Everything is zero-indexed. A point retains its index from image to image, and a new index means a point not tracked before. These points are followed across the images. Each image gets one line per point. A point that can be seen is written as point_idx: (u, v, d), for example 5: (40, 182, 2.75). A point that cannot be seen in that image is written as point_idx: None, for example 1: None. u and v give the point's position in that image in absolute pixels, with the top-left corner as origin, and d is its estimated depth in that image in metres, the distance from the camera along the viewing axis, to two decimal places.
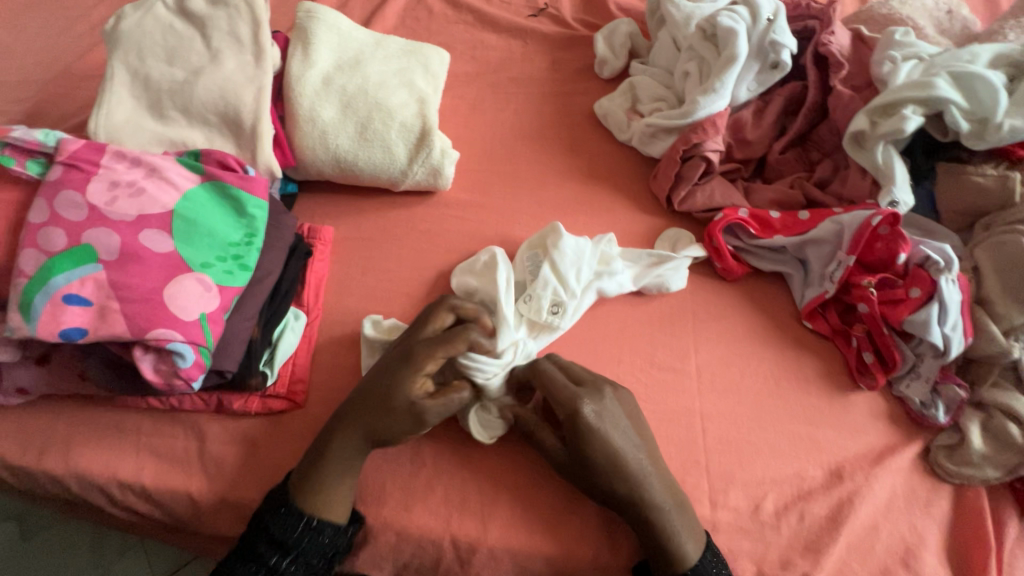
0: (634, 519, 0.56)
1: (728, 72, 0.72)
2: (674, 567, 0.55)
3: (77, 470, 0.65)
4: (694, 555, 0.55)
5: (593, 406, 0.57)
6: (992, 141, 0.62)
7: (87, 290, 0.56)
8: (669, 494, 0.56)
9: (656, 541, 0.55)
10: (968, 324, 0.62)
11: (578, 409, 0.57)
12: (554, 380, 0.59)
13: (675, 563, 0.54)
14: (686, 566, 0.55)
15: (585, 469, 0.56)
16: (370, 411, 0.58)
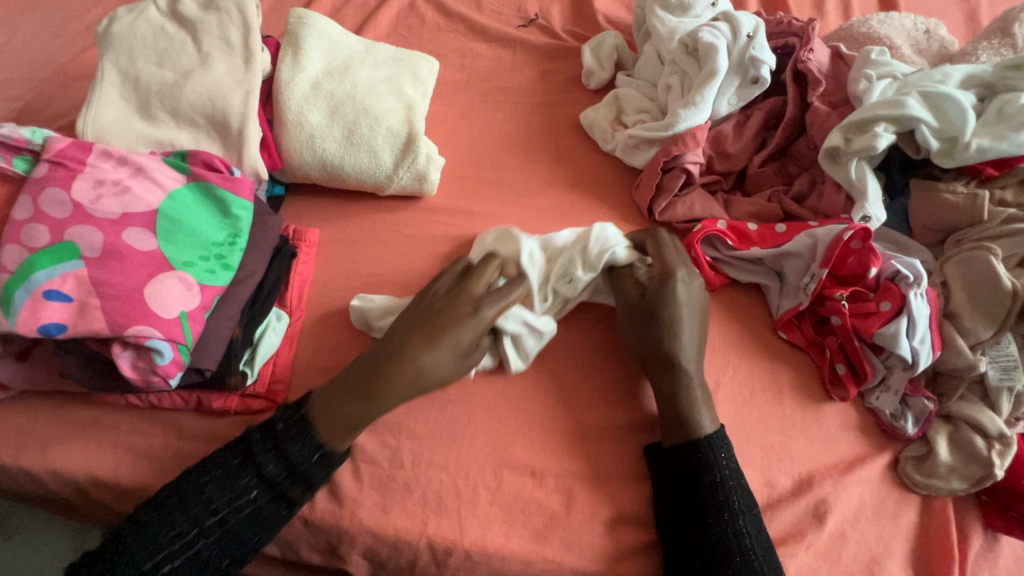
0: (670, 371, 0.63)
1: (708, 86, 0.74)
2: (688, 435, 0.61)
3: (54, 467, 0.65)
4: (711, 430, 0.62)
5: (682, 278, 0.66)
6: (960, 159, 0.64)
7: (68, 287, 0.57)
8: (697, 362, 0.64)
9: (679, 407, 0.62)
10: (936, 338, 0.64)
11: (675, 266, 0.66)
12: (664, 243, 0.69)
13: (691, 430, 0.61)
14: (701, 435, 0.61)
15: (652, 316, 0.64)
16: (442, 326, 0.60)
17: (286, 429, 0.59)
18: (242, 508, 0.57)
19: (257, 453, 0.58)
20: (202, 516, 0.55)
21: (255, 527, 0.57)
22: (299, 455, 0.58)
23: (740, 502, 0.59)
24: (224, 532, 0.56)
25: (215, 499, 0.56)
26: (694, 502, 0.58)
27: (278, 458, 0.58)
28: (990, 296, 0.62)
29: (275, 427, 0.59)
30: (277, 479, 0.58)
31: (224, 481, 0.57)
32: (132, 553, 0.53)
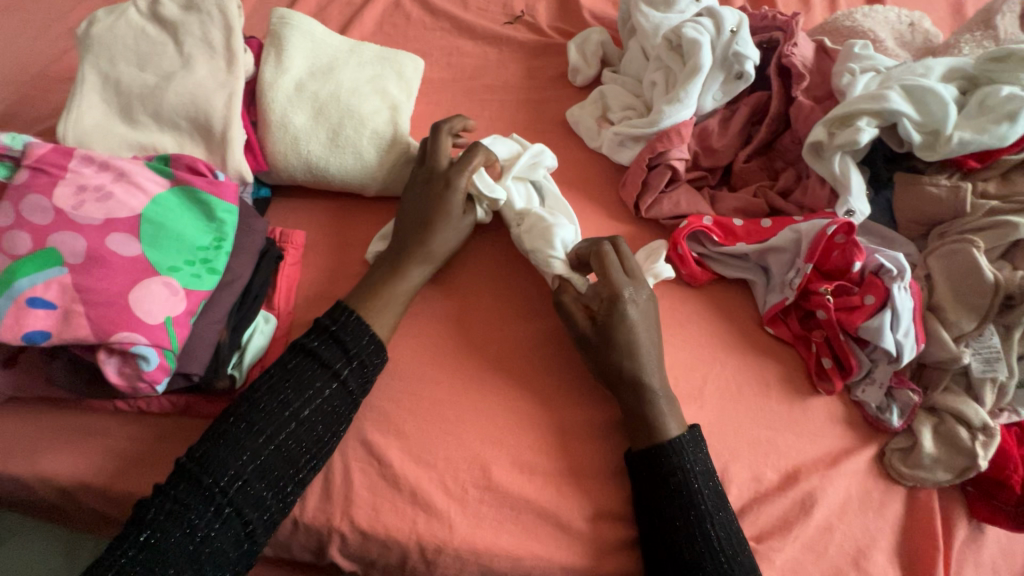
0: (632, 387, 0.63)
1: (692, 82, 0.74)
2: (656, 441, 0.61)
3: (43, 473, 0.65)
4: (679, 436, 0.61)
5: (631, 296, 0.66)
6: (942, 153, 0.64)
7: (51, 294, 0.57)
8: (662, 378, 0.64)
9: (644, 415, 0.62)
10: (920, 331, 0.64)
11: (620, 293, 0.65)
12: (608, 258, 0.67)
13: (659, 436, 0.61)
14: (666, 439, 0.61)
15: (607, 343, 0.64)
16: (424, 239, 0.70)
17: (318, 345, 0.62)
18: (289, 429, 0.58)
19: (291, 373, 0.60)
20: (253, 445, 0.56)
21: (309, 444, 0.59)
22: (336, 362, 0.62)
23: (709, 502, 0.59)
24: (278, 456, 0.57)
25: (260, 426, 0.57)
26: (664, 501, 0.58)
27: (318, 368, 0.61)
28: (972, 289, 0.63)
29: (305, 345, 0.62)
30: (321, 390, 0.60)
31: (264, 409, 0.58)
32: (189, 501, 0.53)
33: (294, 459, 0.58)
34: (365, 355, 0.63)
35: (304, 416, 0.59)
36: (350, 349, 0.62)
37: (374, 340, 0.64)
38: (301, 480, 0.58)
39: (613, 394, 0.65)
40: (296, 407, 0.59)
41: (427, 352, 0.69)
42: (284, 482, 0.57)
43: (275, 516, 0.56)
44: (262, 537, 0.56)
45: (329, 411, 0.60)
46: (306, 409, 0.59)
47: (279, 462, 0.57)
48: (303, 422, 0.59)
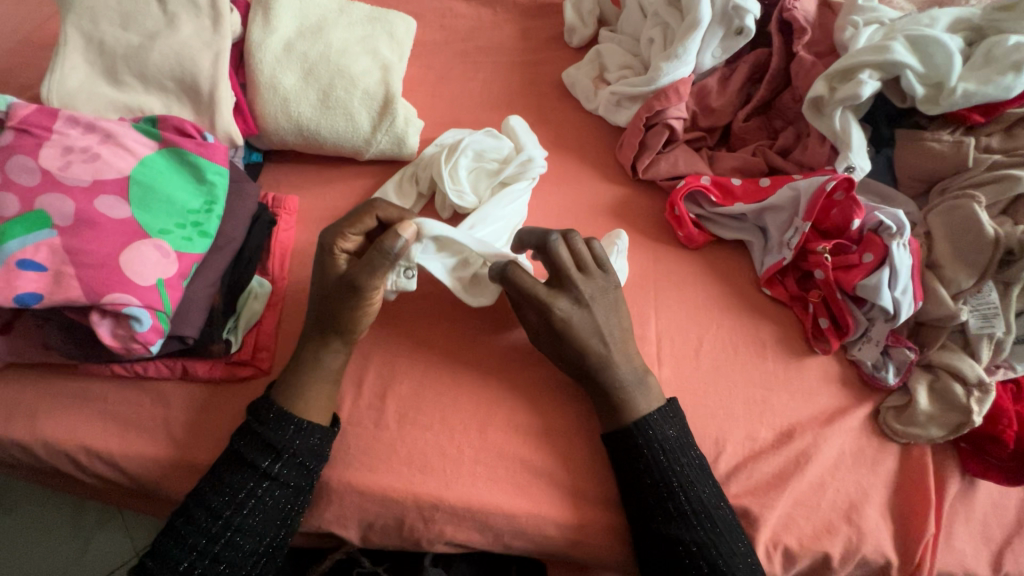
0: (595, 381, 0.61)
1: (691, 38, 0.72)
2: (619, 423, 0.61)
3: (43, 437, 0.66)
4: (648, 412, 0.61)
5: (564, 308, 0.61)
6: (945, 106, 0.63)
7: (42, 256, 0.56)
8: (625, 368, 0.61)
9: (610, 399, 0.61)
10: (918, 289, 0.64)
11: (553, 313, 0.60)
12: (522, 283, 0.61)
13: (623, 417, 0.61)
14: (633, 418, 0.60)
15: (561, 359, 0.62)
16: (326, 323, 0.62)
17: (245, 447, 0.59)
18: (226, 538, 0.56)
19: (221, 480, 0.58)
20: (190, 557, 0.55)
21: (251, 547, 0.57)
22: (262, 462, 0.58)
23: (681, 478, 0.59)
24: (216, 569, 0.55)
25: (194, 539, 0.56)
26: (635, 481, 0.59)
27: (245, 471, 0.58)
28: (972, 245, 0.62)
29: (236, 451, 0.58)
30: (252, 492, 0.57)
31: (198, 515, 0.56)
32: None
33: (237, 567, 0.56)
34: (309, 459, 0.59)
35: (239, 523, 0.57)
36: (277, 447, 0.58)
37: (302, 428, 0.60)
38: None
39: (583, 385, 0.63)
40: (228, 513, 0.57)
41: (422, 316, 0.70)
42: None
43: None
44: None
45: (270, 511, 0.58)
46: (239, 516, 0.57)
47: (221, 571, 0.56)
48: (239, 529, 0.57)
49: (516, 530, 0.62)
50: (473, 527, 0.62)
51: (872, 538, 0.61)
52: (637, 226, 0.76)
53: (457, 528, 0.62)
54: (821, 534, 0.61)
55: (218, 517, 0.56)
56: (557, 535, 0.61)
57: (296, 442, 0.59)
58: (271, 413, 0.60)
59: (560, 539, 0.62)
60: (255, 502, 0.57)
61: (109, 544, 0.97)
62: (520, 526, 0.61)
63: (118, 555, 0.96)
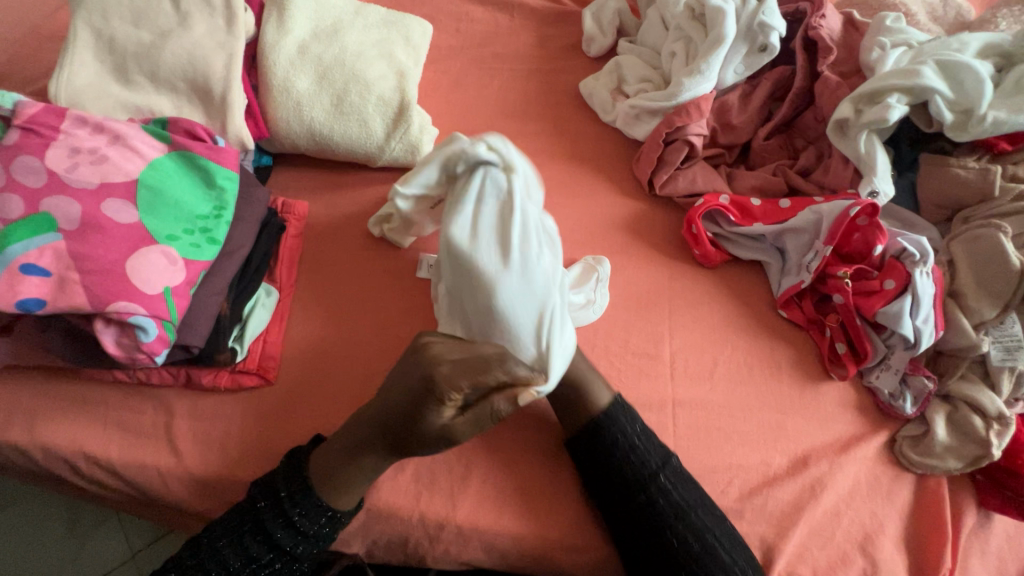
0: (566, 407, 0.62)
1: (715, 53, 0.71)
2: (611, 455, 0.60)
3: (42, 442, 0.64)
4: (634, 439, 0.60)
5: (502, 402, 0.51)
6: (973, 134, 0.62)
7: (46, 260, 0.55)
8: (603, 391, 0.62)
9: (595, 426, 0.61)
10: (940, 318, 0.62)
11: (480, 406, 0.51)
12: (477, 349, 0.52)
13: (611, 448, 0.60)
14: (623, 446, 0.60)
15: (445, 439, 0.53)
16: (402, 444, 0.55)
17: (274, 522, 0.57)
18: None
19: (242, 541, 0.56)
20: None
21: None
22: (287, 544, 0.57)
23: (674, 497, 0.58)
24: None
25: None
26: (629, 523, 0.58)
27: (265, 541, 0.57)
28: (996, 275, 0.61)
29: (263, 523, 0.56)
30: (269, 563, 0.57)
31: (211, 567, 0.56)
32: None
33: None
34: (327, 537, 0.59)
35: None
36: (304, 530, 0.57)
37: (332, 516, 0.58)
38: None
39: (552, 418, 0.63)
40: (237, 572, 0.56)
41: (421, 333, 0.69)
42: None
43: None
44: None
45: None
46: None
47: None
48: None
49: (525, 552, 0.60)
50: (481, 549, 0.61)
51: (886, 570, 0.60)
52: (653, 242, 0.75)
53: (464, 549, 0.61)
54: (835, 565, 0.60)
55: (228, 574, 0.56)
56: (567, 558, 0.61)
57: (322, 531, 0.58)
58: (301, 487, 0.57)
59: (568, 561, 0.61)
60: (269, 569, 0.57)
61: (105, 546, 0.95)
62: (528, 550, 0.60)
63: (114, 557, 0.95)
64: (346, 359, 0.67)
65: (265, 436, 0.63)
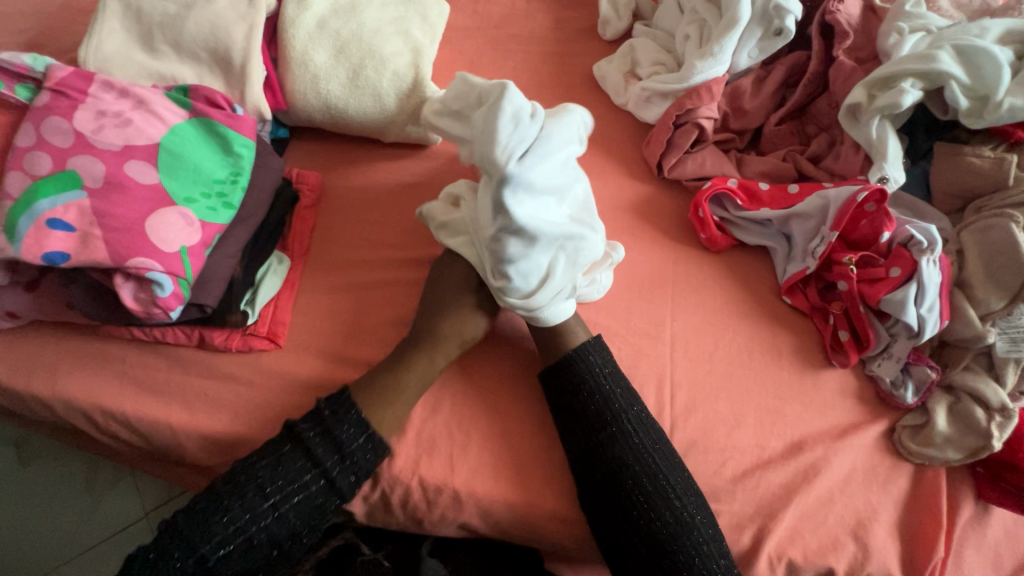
0: (579, 411, 0.61)
1: (728, 36, 0.70)
2: (613, 455, 0.59)
3: (64, 394, 0.67)
4: (639, 440, 0.60)
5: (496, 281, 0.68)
6: (990, 120, 0.61)
7: (71, 216, 0.57)
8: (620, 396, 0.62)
9: (602, 433, 0.60)
10: (945, 307, 0.62)
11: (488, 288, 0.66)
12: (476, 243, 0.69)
13: (615, 448, 0.60)
14: (626, 449, 0.60)
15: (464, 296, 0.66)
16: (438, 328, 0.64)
17: (314, 438, 0.58)
18: (260, 522, 0.55)
19: (281, 462, 0.57)
20: (224, 530, 0.54)
21: (279, 539, 0.57)
22: (326, 459, 0.58)
23: (668, 505, 0.57)
24: (244, 547, 0.55)
25: (234, 513, 0.55)
26: (620, 519, 0.58)
27: (307, 462, 0.57)
28: (1005, 265, 0.60)
29: (305, 439, 0.57)
30: (304, 485, 0.57)
31: (247, 488, 0.55)
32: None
33: (260, 551, 0.56)
34: (364, 471, 0.59)
35: (280, 511, 0.56)
36: (344, 449, 0.58)
37: (371, 437, 0.59)
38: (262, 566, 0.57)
39: (558, 416, 0.62)
40: (274, 497, 0.56)
41: None
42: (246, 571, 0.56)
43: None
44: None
45: (308, 512, 0.57)
46: (284, 504, 0.56)
47: (246, 550, 0.55)
48: (279, 517, 0.56)
49: (518, 520, 0.62)
50: (475, 514, 0.62)
51: (878, 557, 0.60)
52: (659, 225, 0.75)
53: (459, 514, 0.62)
54: (826, 549, 0.60)
55: (264, 497, 0.55)
56: (559, 529, 0.62)
57: (359, 453, 0.59)
58: (346, 409, 0.59)
59: (559, 532, 0.62)
60: (303, 496, 0.57)
61: (120, 503, 1.00)
62: (521, 518, 0.61)
63: (129, 514, 0.99)
64: (352, 326, 0.69)
65: (272, 396, 0.66)
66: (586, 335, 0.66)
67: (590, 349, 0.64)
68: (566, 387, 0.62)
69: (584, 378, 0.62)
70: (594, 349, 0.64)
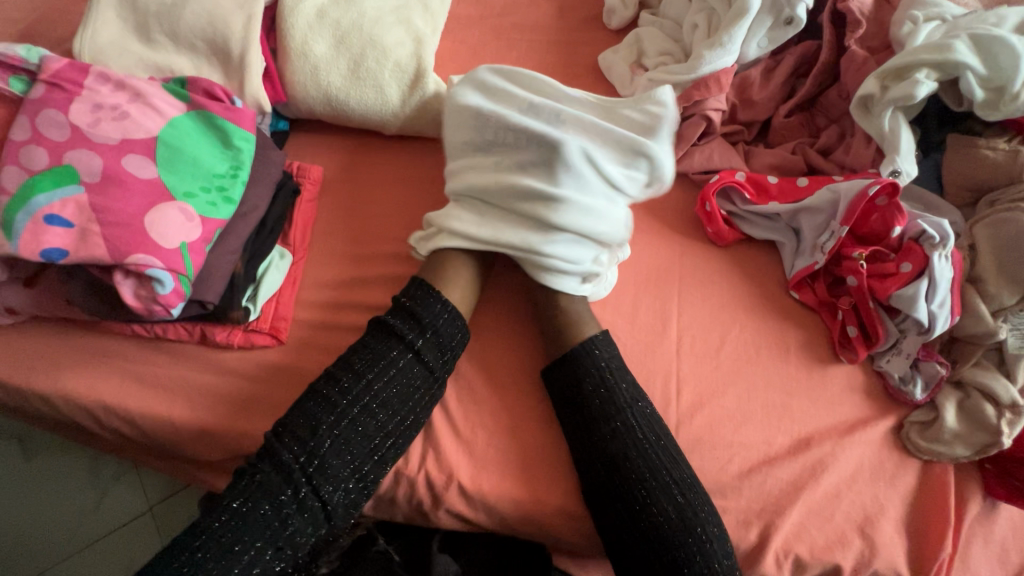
0: (584, 404, 0.61)
1: (737, 26, 0.68)
2: (614, 451, 0.59)
3: (65, 391, 0.67)
4: (643, 432, 0.60)
5: None
6: (1006, 112, 0.59)
7: (68, 212, 0.56)
8: (629, 386, 0.62)
9: (605, 429, 0.60)
10: (956, 303, 0.61)
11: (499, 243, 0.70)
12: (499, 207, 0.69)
13: (618, 441, 0.59)
14: (631, 443, 0.59)
15: None
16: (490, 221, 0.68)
17: (394, 320, 0.62)
18: (364, 403, 0.58)
19: (368, 346, 0.61)
20: (330, 419, 0.57)
21: (384, 417, 0.58)
22: (409, 334, 0.61)
23: (673, 502, 0.57)
24: (355, 430, 0.57)
25: (337, 399, 0.58)
26: (620, 516, 0.57)
27: (391, 342, 0.61)
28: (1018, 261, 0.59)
29: (384, 322, 0.62)
30: (395, 361, 0.60)
31: (341, 376, 0.59)
32: (270, 483, 0.54)
33: (369, 437, 0.58)
34: (448, 345, 0.62)
35: (378, 391, 0.59)
36: (424, 321, 0.61)
37: (450, 312, 0.63)
38: (378, 458, 0.58)
39: (563, 409, 0.62)
40: (369, 377, 0.59)
41: None
42: (360, 458, 0.57)
43: (353, 494, 0.57)
44: (340, 513, 0.56)
45: (406, 388, 0.60)
46: (379, 381, 0.59)
47: (356, 435, 0.57)
48: (377, 396, 0.59)
49: (523, 517, 0.61)
50: (481, 511, 0.62)
51: (885, 553, 0.59)
52: (666, 219, 0.74)
53: (464, 511, 0.62)
54: (833, 545, 0.60)
55: (360, 379, 0.59)
56: (564, 526, 0.62)
57: (440, 321, 0.62)
58: (419, 291, 0.63)
59: (564, 528, 0.62)
60: (396, 373, 0.60)
61: (123, 499, 0.99)
62: (527, 515, 0.61)
63: (131, 510, 0.99)
64: (355, 321, 0.68)
65: (274, 393, 0.65)
66: (595, 331, 0.65)
67: (595, 342, 0.64)
68: (571, 380, 0.62)
69: (588, 372, 0.62)
70: (601, 344, 0.64)
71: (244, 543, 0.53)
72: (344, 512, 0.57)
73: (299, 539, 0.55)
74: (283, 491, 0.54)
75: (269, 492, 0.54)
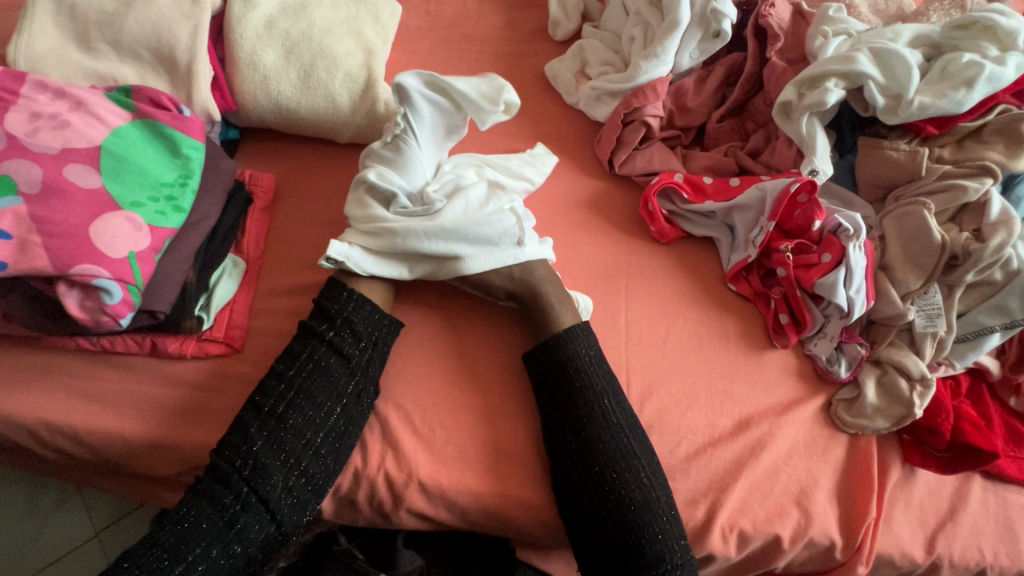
0: (562, 391, 0.63)
1: (671, 38, 0.74)
2: (586, 437, 0.61)
3: (3, 410, 0.64)
4: (615, 417, 0.63)
5: None
6: (903, 117, 0.67)
7: (6, 223, 0.55)
8: (606, 373, 0.65)
9: (575, 416, 0.62)
10: (871, 288, 0.67)
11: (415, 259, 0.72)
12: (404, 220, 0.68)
13: (589, 428, 0.61)
14: (603, 430, 0.62)
15: None
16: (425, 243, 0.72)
17: (314, 321, 0.63)
18: (289, 399, 0.58)
19: (289, 350, 0.61)
20: (260, 420, 0.57)
21: (312, 414, 0.59)
22: (323, 328, 0.62)
23: (643, 487, 0.60)
24: (284, 429, 0.57)
25: (264, 401, 0.58)
26: (592, 497, 0.59)
27: (306, 338, 0.62)
28: (920, 249, 0.66)
29: (307, 324, 0.63)
30: (312, 355, 0.61)
31: (269, 382, 0.60)
32: (211, 491, 0.55)
33: (300, 432, 0.58)
34: (364, 330, 0.63)
35: (299, 386, 0.59)
36: (334, 314, 0.62)
37: (360, 301, 0.64)
38: (314, 452, 0.58)
39: (541, 397, 0.64)
40: (291, 375, 0.60)
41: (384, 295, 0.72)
42: (295, 456, 0.57)
43: (296, 495, 0.57)
44: (285, 513, 0.56)
45: (328, 379, 0.60)
46: (300, 378, 0.59)
47: (287, 433, 0.57)
48: (300, 392, 0.59)
49: (485, 510, 0.63)
50: (442, 506, 0.63)
51: (819, 521, 0.65)
52: (612, 220, 0.78)
53: (425, 508, 0.63)
54: (773, 517, 0.64)
55: (282, 380, 0.59)
56: (527, 516, 0.63)
57: (353, 312, 0.63)
58: (339, 295, 0.63)
59: (526, 518, 0.64)
60: (316, 367, 0.60)
61: (67, 525, 0.95)
62: (486, 506, 0.63)
63: (76, 536, 0.95)
64: None
65: (228, 401, 0.64)
66: (572, 320, 0.67)
67: (575, 331, 0.65)
68: (551, 367, 0.64)
69: (568, 357, 0.64)
70: (577, 333, 0.65)
71: (189, 546, 0.52)
72: (292, 512, 0.56)
73: (248, 535, 0.54)
74: (225, 497, 0.54)
75: (211, 498, 0.54)
